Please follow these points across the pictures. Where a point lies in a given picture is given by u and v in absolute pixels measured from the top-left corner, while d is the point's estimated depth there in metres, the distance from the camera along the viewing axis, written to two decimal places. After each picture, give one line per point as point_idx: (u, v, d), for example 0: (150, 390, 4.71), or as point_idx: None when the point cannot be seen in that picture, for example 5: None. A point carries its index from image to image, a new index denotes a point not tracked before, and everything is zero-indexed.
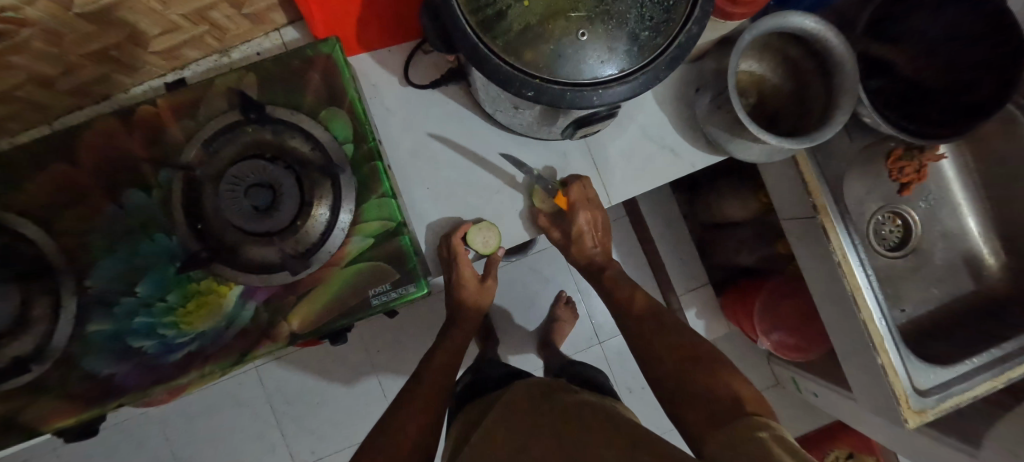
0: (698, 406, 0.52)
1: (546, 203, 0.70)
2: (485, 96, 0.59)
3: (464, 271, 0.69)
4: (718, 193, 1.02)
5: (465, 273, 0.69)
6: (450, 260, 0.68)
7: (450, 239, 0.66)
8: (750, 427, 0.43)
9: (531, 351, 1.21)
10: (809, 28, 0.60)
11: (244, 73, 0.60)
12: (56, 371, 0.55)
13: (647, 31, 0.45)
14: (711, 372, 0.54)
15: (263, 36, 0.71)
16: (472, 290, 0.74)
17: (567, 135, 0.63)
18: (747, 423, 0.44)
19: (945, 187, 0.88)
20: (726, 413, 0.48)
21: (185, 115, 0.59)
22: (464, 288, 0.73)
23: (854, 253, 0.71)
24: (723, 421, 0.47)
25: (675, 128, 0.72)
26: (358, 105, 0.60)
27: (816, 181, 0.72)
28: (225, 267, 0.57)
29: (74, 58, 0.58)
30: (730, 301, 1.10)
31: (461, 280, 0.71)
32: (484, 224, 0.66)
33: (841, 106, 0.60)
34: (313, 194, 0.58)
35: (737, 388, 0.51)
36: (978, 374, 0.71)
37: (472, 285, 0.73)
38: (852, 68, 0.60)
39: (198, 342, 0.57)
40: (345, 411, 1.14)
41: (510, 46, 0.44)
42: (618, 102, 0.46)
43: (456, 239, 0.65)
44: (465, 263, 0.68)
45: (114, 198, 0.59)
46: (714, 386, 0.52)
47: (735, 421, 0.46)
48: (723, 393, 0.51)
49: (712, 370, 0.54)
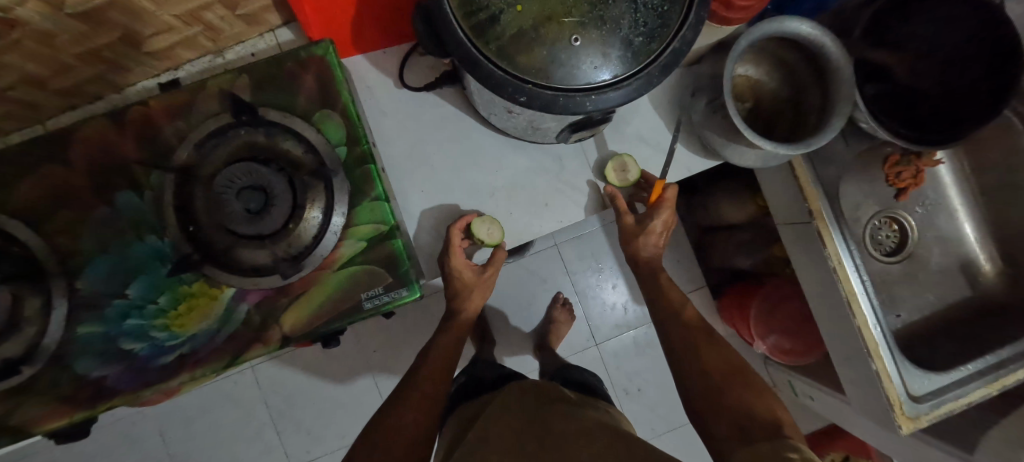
0: (730, 425, 0.53)
1: (621, 176, 0.69)
2: (480, 99, 0.59)
3: (455, 261, 0.65)
4: (715, 197, 1.02)
5: (458, 265, 0.65)
6: (444, 249, 0.65)
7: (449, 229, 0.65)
8: (782, 447, 0.45)
9: (527, 352, 1.21)
10: (806, 33, 0.60)
11: (237, 75, 0.60)
12: (46, 373, 0.55)
13: (641, 37, 0.45)
14: (755, 393, 0.56)
15: (258, 36, 0.71)
16: (475, 291, 0.69)
17: (562, 139, 0.63)
18: (782, 444, 0.46)
19: (942, 192, 0.87)
20: (764, 430, 0.50)
21: (177, 116, 0.59)
22: (458, 280, 0.67)
23: (850, 259, 0.71)
24: (756, 437, 0.49)
25: (670, 133, 0.72)
26: (351, 107, 0.60)
27: (812, 186, 0.71)
28: (216, 270, 0.56)
29: (66, 58, 0.57)
30: (727, 305, 1.09)
31: (453, 271, 0.66)
32: (488, 217, 0.66)
33: (837, 112, 0.60)
34: (306, 197, 0.58)
35: (775, 410, 0.53)
36: (973, 380, 0.71)
37: (468, 278, 0.67)
38: (849, 74, 0.60)
39: (189, 344, 0.57)
40: (340, 412, 1.14)
41: (503, 51, 0.43)
42: (612, 107, 0.46)
43: (454, 228, 0.64)
44: (459, 254, 0.64)
45: (106, 199, 0.59)
46: (751, 404, 0.54)
47: (769, 439, 0.48)
48: (763, 411, 0.53)
49: (756, 391, 0.57)
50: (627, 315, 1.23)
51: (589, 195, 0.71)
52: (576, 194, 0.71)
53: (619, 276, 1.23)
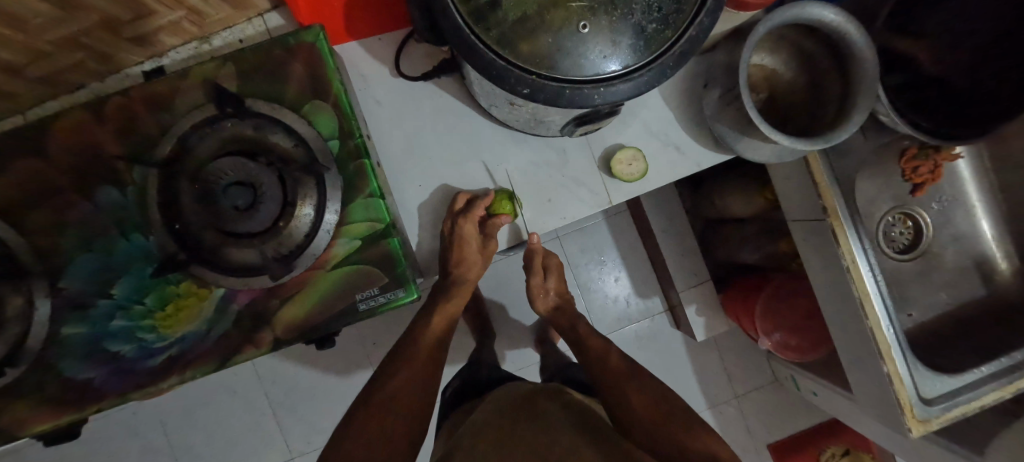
0: None
1: (634, 168, 0.66)
2: (480, 90, 0.55)
3: (468, 226, 0.62)
4: (720, 189, 0.99)
5: (468, 232, 0.63)
6: (458, 216, 0.64)
7: (471, 201, 0.64)
8: None
9: (528, 346, 1.17)
10: (828, 20, 0.56)
11: (222, 63, 0.56)
12: (31, 375, 0.54)
13: (654, 23, 0.41)
14: None
15: (246, 21, 0.67)
16: (473, 268, 0.70)
17: (566, 132, 0.60)
18: None
19: (959, 187, 0.84)
20: None
21: (160, 107, 0.56)
22: (465, 245, 0.65)
23: (864, 258, 0.68)
24: None
25: (681, 125, 0.68)
26: (344, 98, 0.56)
27: (828, 182, 0.68)
28: (203, 269, 0.54)
29: (41, 45, 0.54)
30: (733, 302, 1.04)
31: (462, 237, 0.64)
32: (504, 193, 0.65)
33: (858, 106, 0.56)
34: (296, 193, 0.55)
35: None
36: (987, 383, 0.68)
37: (475, 245, 0.66)
38: (873, 66, 0.56)
39: (178, 346, 0.55)
40: (339, 404, 1.13)
41: (504, 39, 0.40)
42: (621, 100, 0.42)
43: (479, 203, 0.63)
44: (472, 228, 0.63)
45: (88, 195, 0.56)
46: None
47: None
48: None
49: None
50: (629, 308, 1.21)
51: (594, 189, 0.68)
52: (580, 189, 0.68)
53: (621, 269, 1.21)
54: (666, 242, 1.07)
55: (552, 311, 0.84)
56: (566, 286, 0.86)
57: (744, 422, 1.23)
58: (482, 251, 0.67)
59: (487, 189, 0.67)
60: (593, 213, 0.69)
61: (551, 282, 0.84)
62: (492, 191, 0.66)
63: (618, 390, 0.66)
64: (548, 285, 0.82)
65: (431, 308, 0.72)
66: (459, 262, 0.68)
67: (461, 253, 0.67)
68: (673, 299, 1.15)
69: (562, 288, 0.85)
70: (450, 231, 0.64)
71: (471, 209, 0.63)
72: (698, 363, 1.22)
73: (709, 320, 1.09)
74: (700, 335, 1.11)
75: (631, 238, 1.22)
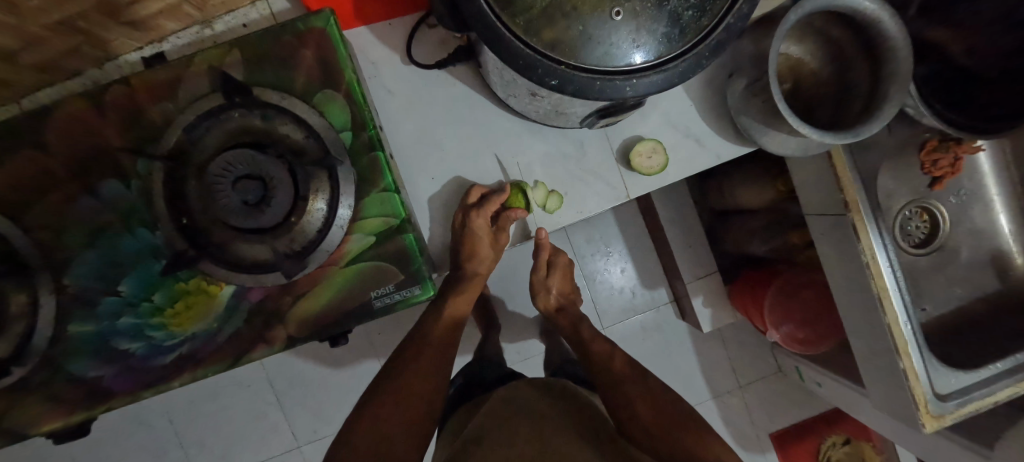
0: None
1: (654, 160, 0.64)
2: (499, 79, 0.53)
3: (479, 221, 0.61)
4: (733, 181, 0.96)
5: (478, 225, 0.61)
6: (469, 210, 0.62)
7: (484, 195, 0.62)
8: None
9: (533, 337, 1.15)
10: (863, 8, 0.54)
11: (228, 49, 0.54)
12: (38, 374, 0.53)
13: (690, 10, 0.39)
14: None
15: (249, 5, 0.64)
16: (485, 262, 0.69)
17: (587, 124, 0.58)
18: None
19: (979, 181, 0.83)
20: None
21: (163, 96, 0.53)
22: (477, 238, 0.64)
23: (884, 254, 0.67)
24: None
25: (701, 116, 0.66)
26: (356, 88, 0.54)
27: (850, 176, 0.67)
28: (213, 265, 0.52)
29: (37, 30, 0.51)
30: (740, 294, 1.02)
31: (473, 230, 0.62)
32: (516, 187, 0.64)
33: (888, 100, 0.54)
34: (308, 188, 0.52)
35: None
36: (1002, 378, 0.68)
37: (486, 237, 0.65)
38: (905, 57, 0.54)
39: (188, 344, 0.53)
40: (345, 394, 1.12)
41: (532, 27, 0.38)
42: (652, 92, 0.40)
43: (492, 198, 0.61)
44: (482, 224, 0.61)
45: (89, 189, 0.54)
46: None
47: None
48: None
49: None
50: (635, 299, 1.21)
51: (611, 182, 0.66)
52: (596, 182, 0.66)
53: (627, 260, 1.20)
54: (674, 234, 1.06)
55: (550, 302, 0.84)
56: (563, 282, 0.86)
57: (746, 412, 1.23)
58: (493, 245, 0.67)
59: (501, 182, 0.65)
60: (608, 207, 0.67)
61: (558, 275, 0.83)
62: (508, 184, 0.64)
63: (631, 383, 0.66)
64: (545, 278, 0.82)
65: (438, 302, 0.71)
66: (470, 256, 0.67)
67: (472, 245, 0.65)
68: (680, 289, 1.13)
69: (563, 286, 0.85)
70: (461, 226, 0.63)
71: (484, 203, 0.61)
72: (703, 353, 1.22)
73: (716, 311, 1.08)
74: (706, 327, 1.10)
75: (639, 230, 1.21)
